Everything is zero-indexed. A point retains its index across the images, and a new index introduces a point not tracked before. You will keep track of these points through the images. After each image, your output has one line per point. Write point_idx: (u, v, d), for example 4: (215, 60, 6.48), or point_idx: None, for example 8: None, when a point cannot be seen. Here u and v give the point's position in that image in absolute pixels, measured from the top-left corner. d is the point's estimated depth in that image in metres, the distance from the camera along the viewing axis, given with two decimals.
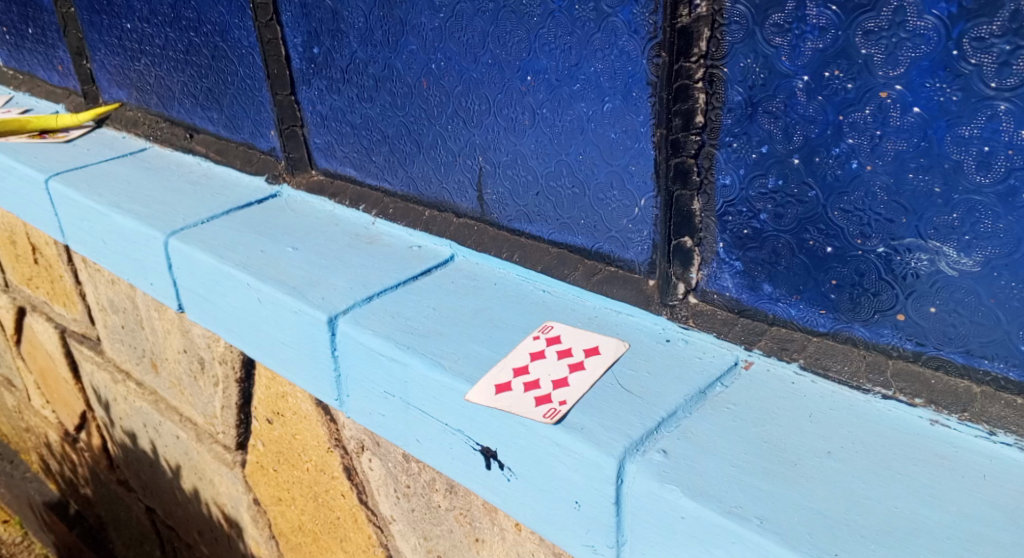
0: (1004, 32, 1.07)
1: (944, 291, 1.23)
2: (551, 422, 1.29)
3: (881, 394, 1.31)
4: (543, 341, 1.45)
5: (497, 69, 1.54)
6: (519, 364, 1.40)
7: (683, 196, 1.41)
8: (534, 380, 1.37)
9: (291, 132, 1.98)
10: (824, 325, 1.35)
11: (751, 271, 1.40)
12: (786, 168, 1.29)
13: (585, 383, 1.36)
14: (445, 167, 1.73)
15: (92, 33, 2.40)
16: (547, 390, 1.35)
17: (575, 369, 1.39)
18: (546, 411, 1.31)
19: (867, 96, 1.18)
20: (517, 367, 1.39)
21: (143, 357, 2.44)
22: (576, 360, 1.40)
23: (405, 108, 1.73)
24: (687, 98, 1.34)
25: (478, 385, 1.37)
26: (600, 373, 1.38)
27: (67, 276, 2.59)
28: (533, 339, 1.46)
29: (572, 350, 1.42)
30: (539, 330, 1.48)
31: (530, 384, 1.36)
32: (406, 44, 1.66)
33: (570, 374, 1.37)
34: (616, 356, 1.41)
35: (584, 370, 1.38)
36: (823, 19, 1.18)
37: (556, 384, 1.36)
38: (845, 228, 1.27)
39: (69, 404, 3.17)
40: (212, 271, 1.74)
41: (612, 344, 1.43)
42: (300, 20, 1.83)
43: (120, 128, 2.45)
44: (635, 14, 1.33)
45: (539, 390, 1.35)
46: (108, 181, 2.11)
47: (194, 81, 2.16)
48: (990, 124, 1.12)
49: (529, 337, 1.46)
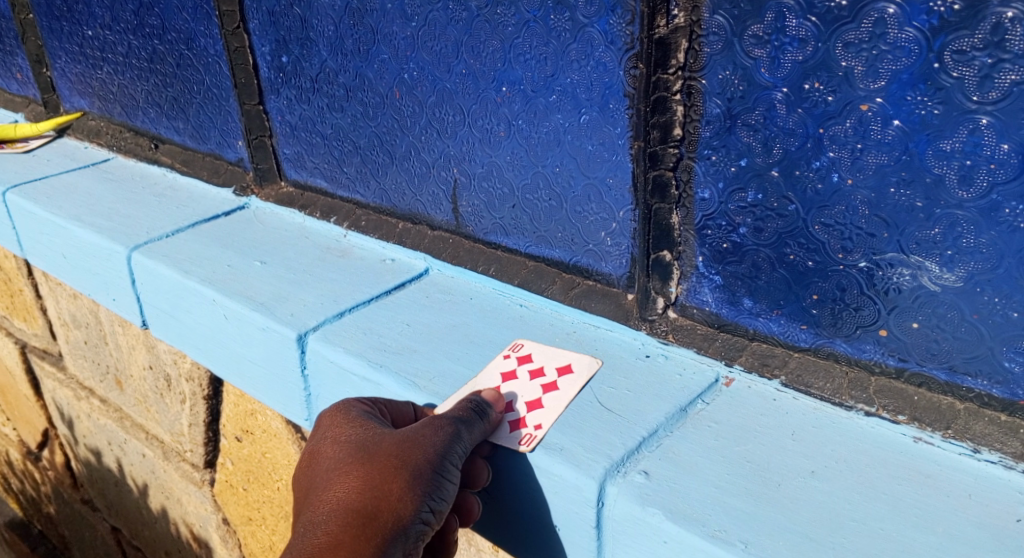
0: (986, 44, 1.06)
1: (927, 306, 1.21)
2: (528, 449, 1.25)
3: (864, 410, 1.28)
4: (513, 360, 1.39)
5: (471, 79, 1.50)
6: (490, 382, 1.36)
7: (661, 210, 1.38)
8: (509, 403, 1.33)
9: (260, 143, 1.94)
10: (805, 340, 1.33)
11: (731, 285, 1.37)
12: (765, 182, 1.27)
13: (560, 403, 1.32)
14: (418, 178, 1.69)
15: (53, 41, 2.33)
16: (522, 413, 1.31)
17: (548, 390, 1.34)
18: (524, 437, 1.27)
19: (847, 109, 1.16)
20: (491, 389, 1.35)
21: (107, 374, 2.37)
22: (549, 380, 1.36)
23: (377, 119, 1.69)
24: (665, 110, 1.32)
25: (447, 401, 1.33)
26: (574, 394, 1.34)
27: (28, 290, 2.52)
28: (503, 357, 1.40)
29: (544, 369, 1.38)
30: (508, 349, 1.42)
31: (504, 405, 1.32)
32: (377, 54, 1.62)
33: (544, 395, 1.34)
34: (591, 374, 1.37)
35: (558, 391, 1.34)
36: (803, 31, 1.16)
37: (530, 405, 1.32)
38: (826, 243, 1.25)
39: (31, 422, 3.09)
40: (177, 287, 1.68)
41: (586, 362, 1.39)
42: (268, 28, 1.78)
43: (82, 138, 2.38)
44: (612, 25, 1.30)
45: (514, 413, 1.31)
46: (69, 193, 2.04)
47: (159, 90, 2.10)
48: (972, 138, 1.10)
49: (495, 358, 1.41)
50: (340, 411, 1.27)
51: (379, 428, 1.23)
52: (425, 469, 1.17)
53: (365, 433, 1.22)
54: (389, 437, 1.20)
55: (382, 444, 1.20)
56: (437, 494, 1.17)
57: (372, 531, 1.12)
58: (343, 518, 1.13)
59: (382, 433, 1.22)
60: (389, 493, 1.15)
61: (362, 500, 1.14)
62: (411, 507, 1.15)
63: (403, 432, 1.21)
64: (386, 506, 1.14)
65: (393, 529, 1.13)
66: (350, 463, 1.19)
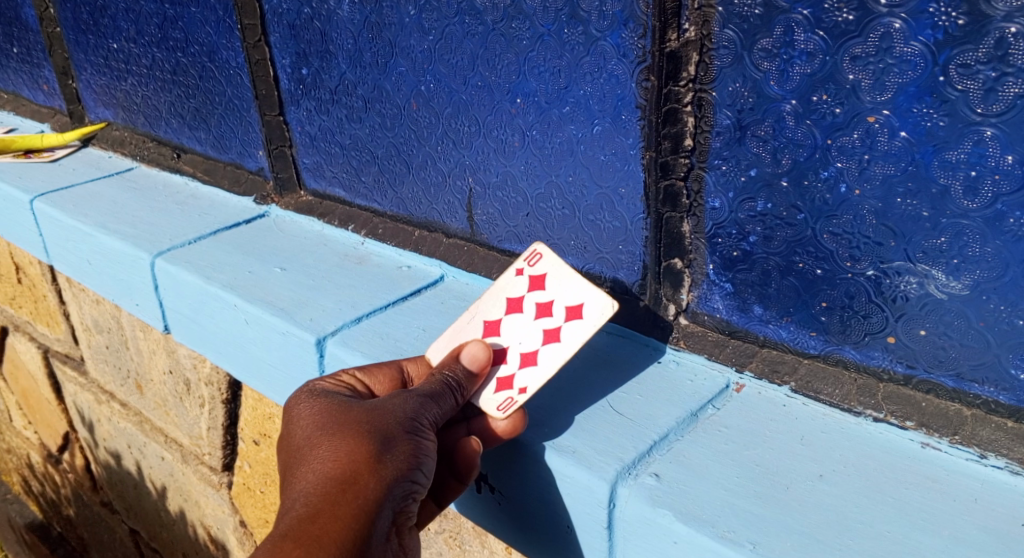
0: (989, 58, 1.08)
1: (934, 313, 1.23)
2: (501, 419, 1.28)
3: (873, 416, 1.31)
4: (525, 283, 1.38)
5: (486, 90, 1.53)
6: (494, 321, 1.38)
7: (673, 218, 1.41)
8: (503, 355, 1.34)
9: (279, 153, 1.98)
10: (815, 347, 1.35)
11: (742, 292, 1.39)
12: (774, 192, 1.29)
13: (553, 362, 1.31)
14: (434, 187, 1.72)
15: (78, 53, 2.38)
16: (513, 370, 1.32)
17: (549, 338, 1.33)
18: (505, 402, 1.29)
19: (855, 121, 1.19)
20: (491, 329, 1.37)
21: (128, 378, 2.41)
22: (553, 325, 1.33)
23: (394, 129, 1.72)
24: (676, 121, 1.35)
25: (445, 344, 1.37)
26: (573, 349, 1.30)
27: (51, 296, 2.57)
28: (516, 275, 1.39)
29: (554, 306, 1.34)
30: (525, 260, 1.39)
31: (499, 355, 1.34)
32: (395, 66, 1.65)
33: (541, 348, 1.32)
34: (598, 323, 1.31)
35: (558, 342, 1.32)
36: (811, 44, 1.18)
37: (524, 361, 1.32)
38: (835, 251, 1.27)
39: (52, 426, 3.14)
40: (199, 292, 1.72)
41: (596, 304, 1.32)
42: (289, 40, 1.82)
43: (106, 147, 2.43)
44: (624, 38, 1.33)
45: (506, 369, 1.33)
46: (94, 201, 2.09)
47: (181, 101, 2.15)
48: (976, 149, 1.12)
49: (512, 271, 1.39)
50: (307, 394, 1.29)
51: (348, 402, 1.24)
52: (398, 430, 1.18)
53: (335, 407, 1.23)
54: (360, 408, 1.22)
55: (352, 414, 1.21)
56: (415, 453, 1.18)
57: (355, 493, 1.11)
58: (321, 485, 1.12)
59: (350, 406, 1.23)
60: (367, 454, 1.14)
61: (338, 465, 1.13)
62: (388, 465, 1.15)
63: (372, 402, 1.23)
64: (363, 467, 1.13)
65: (373, 488, 1.12)
66: (324, 435, 1.19)
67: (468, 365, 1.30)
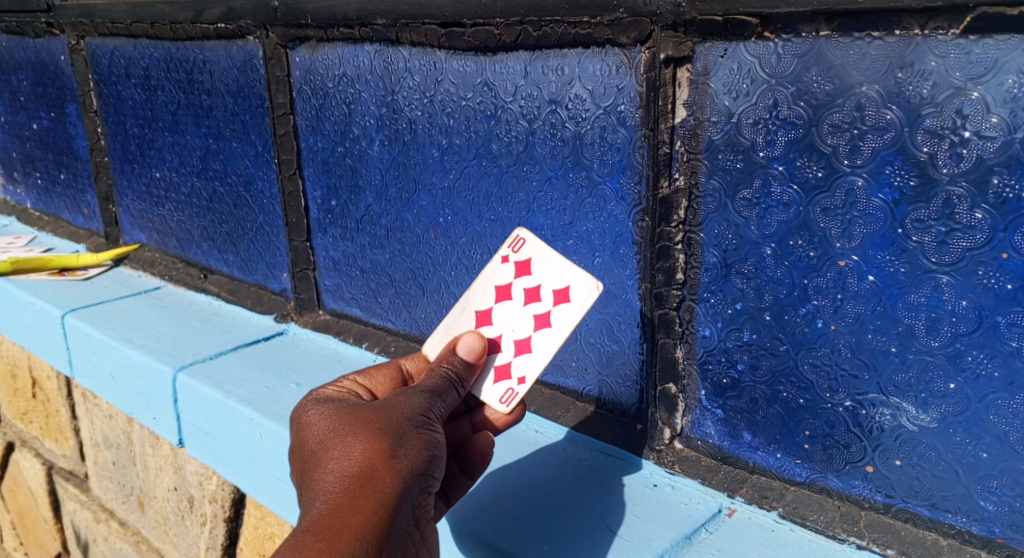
0: (939, 215, 1.21)
1: (907, 445, 1.32)
2: (506, 409, 1.43)
3: (856, 544, 1.37)
4: (511, 269, 1.44)
5: (499, 225, 1.67)
6: (484, 308, 1.44)
7: (667, 344, 1.52)
8: (497, 343, 1.43)
9: (303, 275, 2.11)
10: (801, 474, 1.43)
11: (732, 418, 1.48)
12: (759, 324, 1.41)
13: (547, 348, 1.41)
14: (446, 311, 1.84)
15: (121, 180, 2.55)
16: (509, 358, 1.42)
17: (541, 324, 1.42)
18: (506, 394, 1.42)
19: (828, 264, 1.31)
20: (482, 318, 1.44)
21: (130, 495, 2.47)
22: (544, 311, 1.41)
23: (413, 256, 1.86)
24: (669, 257, 1.47)
25: (438, 337, 1.46)
26: (564, 334, 1.40)
27: (64, 411, 2.66)
28: (502, 262, 1.44)
29: (542, 291, 1.42)
30: (509, 247, 1.45)
31: (493, 343, 1.43)
32: (417, 200, 1.80)
33: (534, 334, 1.41)
34: (585, 305, 1.40)
35: (549, 328, 1.41)
36: (786, 196, 1.32)
37: (519, 348, 1.42)
38: (815, 382, 1.37)
39: (44, 545, 3.15)
40: (217, 406, 1.81)
41: (584, 287, 1.40)
42: (321, 175, 1.98)
43: (137, 267, 2.56)
44: (622, 184, 1.48)
45: (502, 356, 1.43)
46: (122, 317, 2.21)
47: (214, 226, 2.30)
48: (935, 294, 1.24)
49: (497, 258, 1.45)
50: (312, 403, 1.33)
51: (355, 405, 1.29)
52: (408, 425, 1.23)
53: (343, 412, 1.28)
54: (367, 409, 1.26)
55: (361, 414, 1.26)
56: (426, 445, 1.23)
57: (375, 484, 1.16)
58: (340, 482, 1.16)
59: (357, 408, 1.28)
60: (382, 449, 1.19)
61: (354, 461, 1.18)
62: (402, 458, 1.20)
63: (378, 402, 1.28)
64: (379, 462, 1.18)
65: (391, 480, 1.17)
66: (336, 437, 1.23)
67: (465, 356, 1.39)
